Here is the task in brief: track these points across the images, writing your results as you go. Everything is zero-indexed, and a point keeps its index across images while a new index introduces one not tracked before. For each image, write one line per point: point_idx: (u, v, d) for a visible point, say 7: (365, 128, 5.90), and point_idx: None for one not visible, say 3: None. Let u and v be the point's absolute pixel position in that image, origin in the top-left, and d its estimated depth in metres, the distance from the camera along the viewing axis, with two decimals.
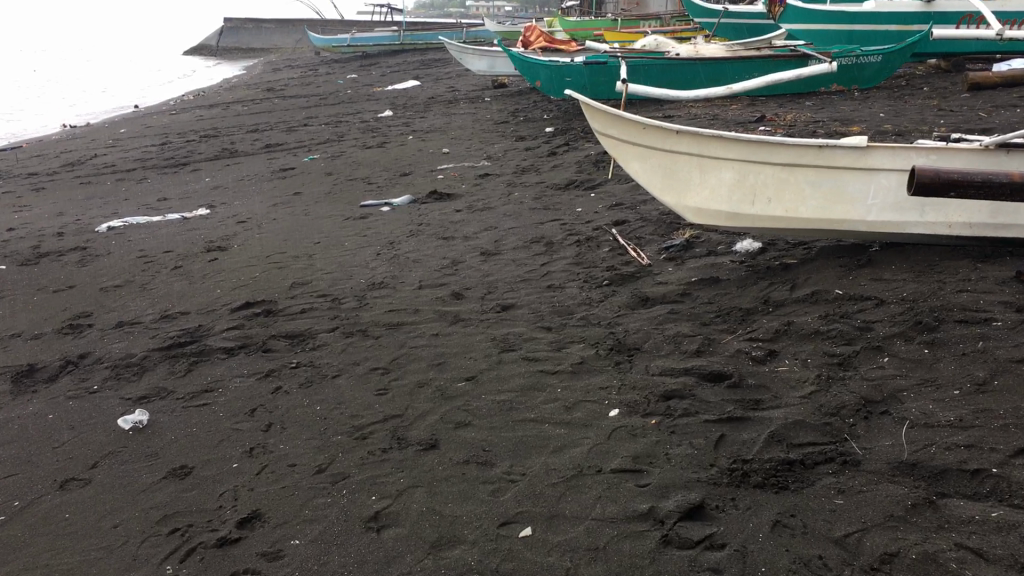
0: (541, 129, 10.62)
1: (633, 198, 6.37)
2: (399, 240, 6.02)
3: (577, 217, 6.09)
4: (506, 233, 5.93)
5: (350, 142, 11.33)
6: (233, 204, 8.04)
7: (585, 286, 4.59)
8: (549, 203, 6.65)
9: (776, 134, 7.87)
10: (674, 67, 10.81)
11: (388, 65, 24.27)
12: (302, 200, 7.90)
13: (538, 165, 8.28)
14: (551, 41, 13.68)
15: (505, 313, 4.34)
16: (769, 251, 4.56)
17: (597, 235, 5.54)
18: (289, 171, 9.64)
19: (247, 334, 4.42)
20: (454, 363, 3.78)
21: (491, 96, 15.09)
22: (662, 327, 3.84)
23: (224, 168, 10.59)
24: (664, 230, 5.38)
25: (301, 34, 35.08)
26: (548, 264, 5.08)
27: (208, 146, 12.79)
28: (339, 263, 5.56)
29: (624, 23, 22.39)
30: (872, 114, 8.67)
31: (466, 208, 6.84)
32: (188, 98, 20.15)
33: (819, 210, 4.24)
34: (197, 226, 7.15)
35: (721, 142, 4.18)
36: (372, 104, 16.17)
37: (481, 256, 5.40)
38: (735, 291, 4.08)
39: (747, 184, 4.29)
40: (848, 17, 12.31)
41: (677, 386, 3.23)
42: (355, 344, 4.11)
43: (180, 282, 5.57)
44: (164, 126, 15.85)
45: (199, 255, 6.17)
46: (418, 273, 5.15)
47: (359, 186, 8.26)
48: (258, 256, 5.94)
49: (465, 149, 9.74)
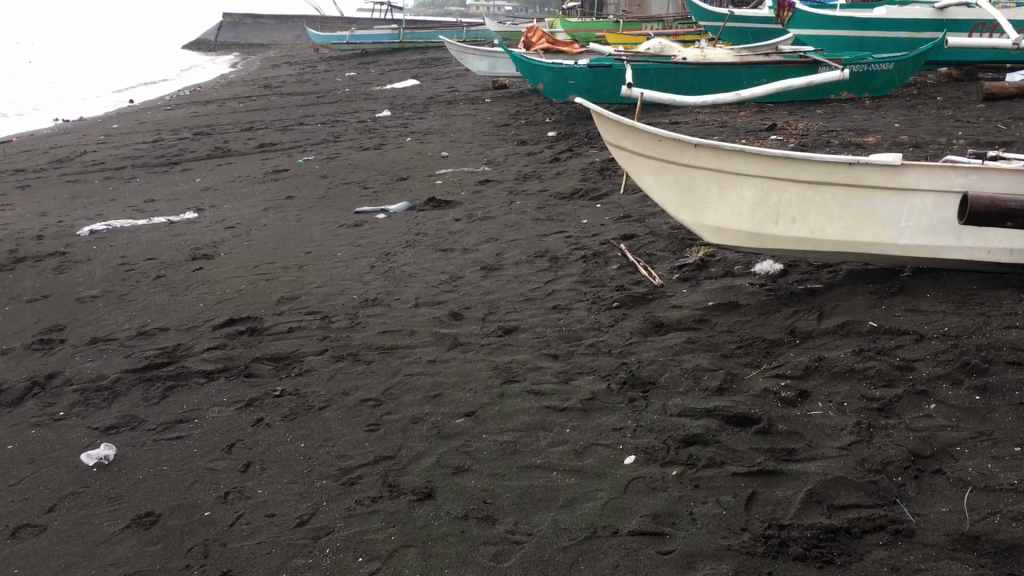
0: (543, 133, 10.32)
1: (642, 210, 6.06)
2: (395, 251, 5.71)
3: (583, 230, 5.79)
4: (508, 245, 5.62)
5: (347, 143, 11.02)
6: (222, 208, 7.72)
7: (594, 308, 4.29)
8: (553, 213, 6.34)
9: (787, 145, 7.57)
10: (681, 71, 10.51)
11: (387, 63, 23.95)
12: (295, 204, 7.58)
13: (541, 171, 7.97)
14: (553, 42, 13.36)
15: (507, 338, 4.03)
16: (791, 274, 4.25)
17: (605, 250, 5.24)
18: (282, 172, 9.31)
19: (229, 356, 4.11)
20: (452, 396, 3.47)
21: (492, 97, 14.79)
22: (679, 359, 3.54)
23: (215, 168, 10.27)
24: (676, 246, 5.08)
25: (300, 30, 34.75)
26: (553, 282, 4.77)
27: (201, 144, 12.47)
28: (331, 276, 5.24)
29: (626, 24, 22.09)
30: (887, 124, 8.38)
31: (466, 217, 6.53)
32: (184, 94, 19.79)
33: (848, 232, 3.92)
34: (184, 231, 6.84)
35: (743, 156, 3.87)
36: (370, 103, 15.85)
37: (482, 271, 5.09)
38: (756, 318, 3.78)
39: (770, 202, 3.98)
40: (857, 23, 12.04)
41: (699, 430, 2.92)
42: (344, 370, 3.80)
43: (161, 293, 5.25)
44: (157, 122, 15.53)
45: (183, 263, 5.85)
46: (415, 289, 4.85)
47: (355, 191, 7.95)
48: (245, 266, 5.62)
49: (465, 153, 9.43)
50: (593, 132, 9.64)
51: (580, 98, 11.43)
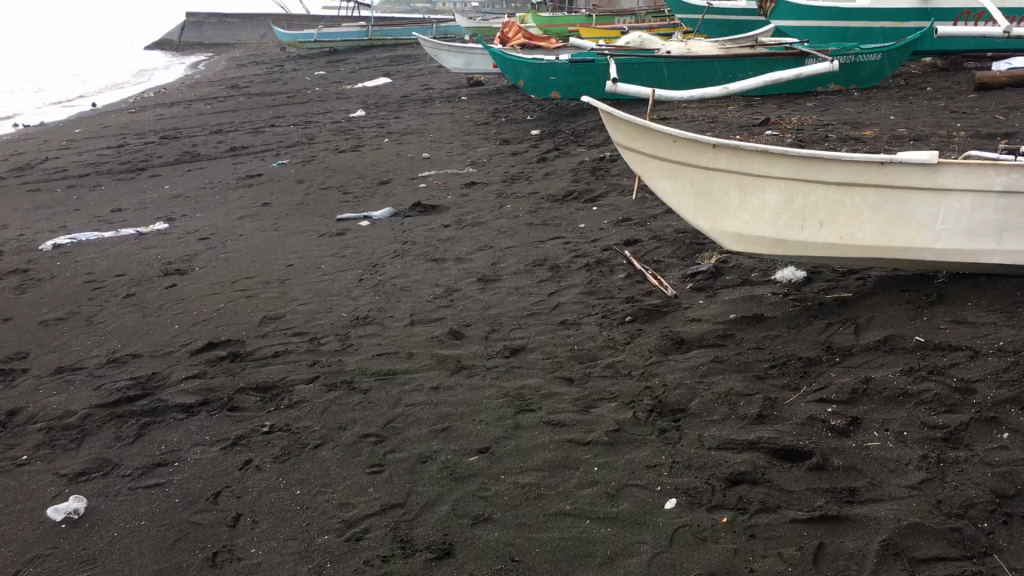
0: (526, 131, 10.01)
1: (642, 213, 5.77)
2: (383, 262, 5.37)
3: (581, 235, 5.49)
4: (504, 253, 5.30)
5: (322, 145, 10.63)
6: (195, 217, 7.32)
7: (606, 323, 3.98)
8: (547, 217, 6.03)
9: (784, 140, 7.31)
10: (665, 65, 10.24)
11: (358, 61, 23.50)
12: (271, 212, 7.21)
13: (529, 172, 7.66)
14: (531, 38, 13.03)
15: (515, 360, 3.71)
16: (816, 282, 3.97)
17: (608, 257, 4.93)
18: (256, 178, 8.92)
19: (210, 386, 3.74)
20: (462, 429, 3.14)
21: (468, 95, 14.45)
22: (708, 381, 3.24)
23: (185, 174, 9.84)
24: (685, 253, 4.78)
25: (266, 29, 34.06)
26: (557, 294, 4.46)
27: (169, 148, 12.01)
28: (316, 291, 4.89)
29: (600, 18, 21.78)
30: (882, 117, 8.15)
31: (455, 222, 6.20)
32: (149, 96, 19.21)
33: (880, 236, 3.64)
34: (155, 243, 6.44)
35: (765, 157, 3.58)
36: (343, 103, 15.43)
37: (478, 283, 4.77)
38: (786, 333, 3.49)
39: (795, 206, 3.69)
40: (842, 13, 11.83)
41: (745, 466, 2.62)
42: (339, 401, 3.45)
43: (131, 314, 4.87)
44: (122, 126, 15.00)
45: (155, 280, 5.46)
46: (408, 305, 4.51)
47: (334, 196, 7.58)
48: (222, 282, 5.25)
49: (447, 153, 9.09)
50: (578, 129, 9.33)
51: (562, 95, 11.11)
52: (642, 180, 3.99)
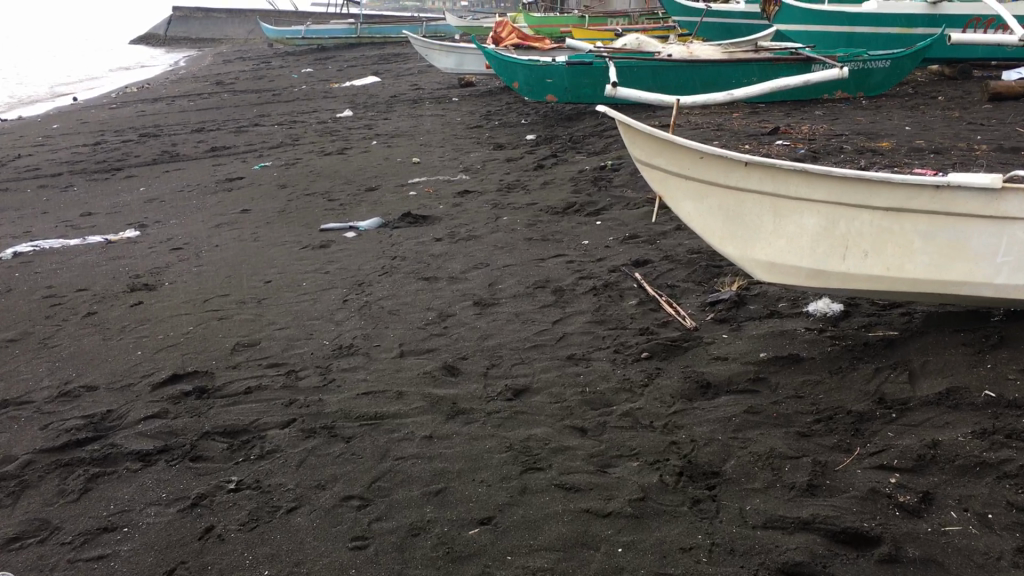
0: (521, 136, 9.59)
1: (650, 229, 5.35)
2: (370, 280, 4.92)
3: (585, 253, 5.07)
4: (502, 273, 4.87)
5: (307, 146, 10.16)
6: (169, 223, 6.85)
7: (619, 360, 3.55)
8: (547, 232, 5.60)
9: (796, 151, 6.92)
10: (666, 69, 9.83)
11: (346, 59, 23.00)
12: (251, 219, 6.75)
13: (525, 180, 7.23)
14: (524, 38, 12.58)
15: (518, 404, 3.27)
16: (854, 317, 3.56)
17: (617, 280, 4.51)
18: (236, 181, 8.45)
19: (171, 429, 3.28)
20: (462, 491, 2.70)
21: (459, 95, 14.00)
22: (743, 437, 2.82)
23: (162, 175, 9.36)
24: (701, 277, 4.36)
25: (252, 24, 33.43)
26: (562, 324, 4.03)
27: (147, 147, 11.50)
28: (295, 314, 4.43)
29: (592, 19, 21.36)
30: (897, 127, 7.78)
31: (448, 236, 5.76)
32: (131, 91, 18.67)
33: (932, 268, 3.23)
34: (123, 253, 5.96)
35: (805, 177, 3.16)
36: (330, 102, 14.94)
37: (475, 308, 4.33)
38: (829, 379, 3.08)
39: (837, 234, 3.27)
40: (848, 18, 11.48)
41: (801, 555, 2.20)
42: (319, 452, 3.01)
43: (89, 336, 4.39)
44: (101, 123, 14.47)
45: (119, 296, 4.99)
46: (398, 333, 4.08)
47: (318, 203, 7.12)
48: (192, 300, 4.78)
49: (439, 158, 8.66)
50: (576, 135, 8.91)
51: (558, 98, 10.69)
52: (663, 200, 3.55)
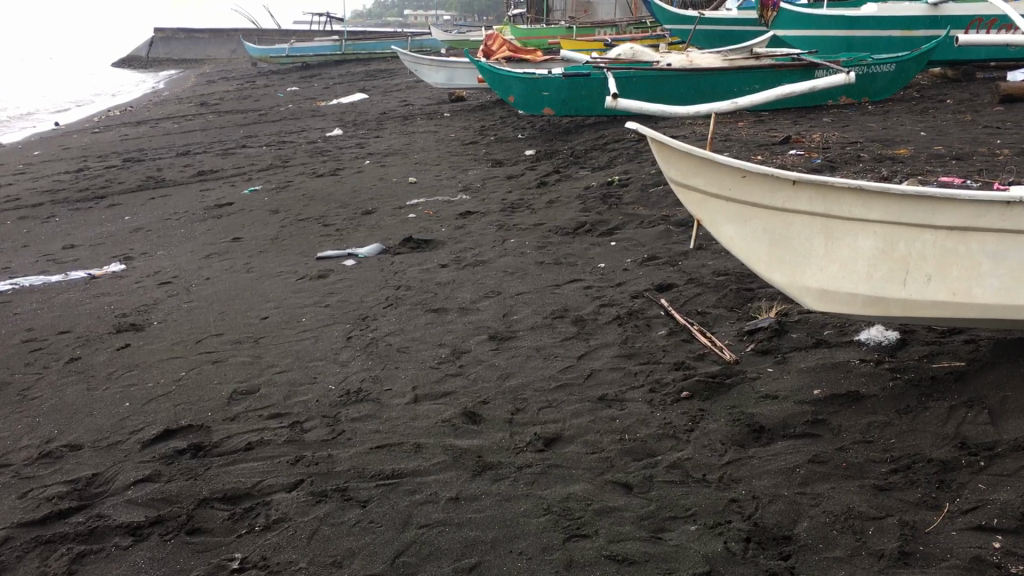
0: (519, 151, 9.30)
1: (669, 250, 5.05)
2: (374, 314, 4.60)
3: (603, 278, 4.76)
4: (516, 301, 4.56)
5: (297, 168, 9.84)
6: (156, 255, 6.51)
7: (658, 401, 3.23)
8: (559, 255, 5.30)
9: (810, 161, 6.65)
10: (666, 79, 9.56)
11: (332, 76, 22.71)
12: (243, 248, 6.42)
13: (529, 198, 6.93)
14: (516, 50, 12.31)
15: (552, 455, 2.95)
16: (912, 347, 3.26)
17: (642, 307, 4.20)
18: (226, 206, 8.12)
19: (165, 496, 2.94)
20: (500, 567, 2.38)
21: (451, 111, 13.72)
22: (812, 492, 2.51)
23: (148, 202, 9.01)
24: (734, 302, 4.06)
25: (236, 44, 33.13)
26: (588, 360, 3.71)
27: (132, 172, 11.15)
28: (296, 355, 4.10)
29: (579, 30, 21.15)
30: (911, 133, 7.52)
31: (453, 261, 5.44)
32: (114, 114, 18.32)
33: (1003, 292, 2.90)
34: (108, 290, 5.62)
35: (859, 195, 2.86)
36: (318, 120, 14.62)
37: (491, 343, 4.01)
38: (898, 422, 2.78)
39: (896, 256, 2.95)
40: (848, 22, 11.34)
41: None
42: (333, 521, 2.68)
43: (73, 386, 4.04)
44: (84, 148, 14.12)
45: (104, 338, 4.64)
46: (409, 374, 3.75)
47: (313, 229, 6.80)
48: (185, 342, 4.44)
49: (436, 177, 8.35)
50: (577, 149, 8.63)
51: (555, 111, 10.40)
52: (701, 224, 3.25)
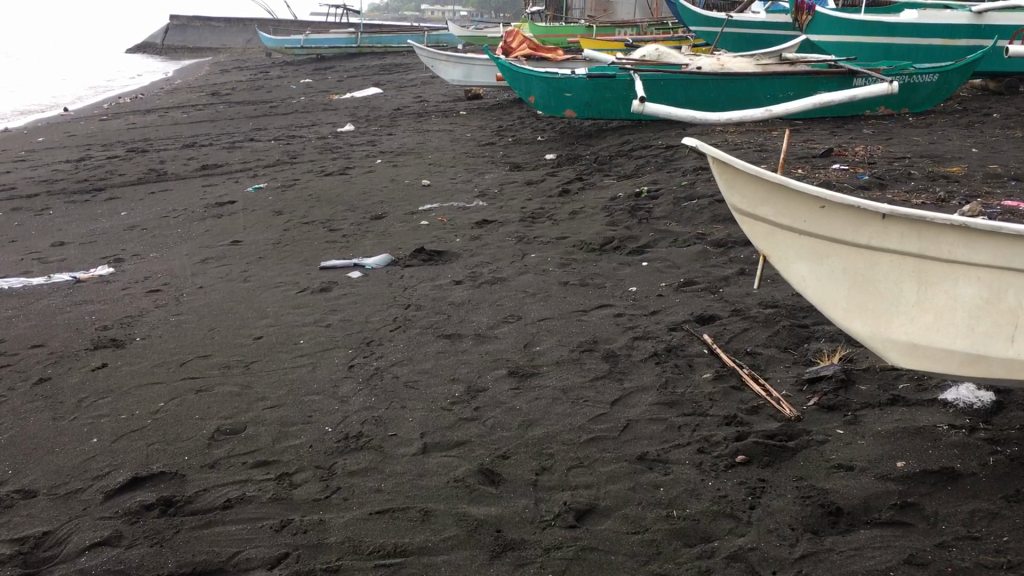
0: (539, 155, 8.83)
1: (708, 274, 4.58)
2: (379, 338, 4.13)
3: (635, 305, 4.29)
4: (538, 329, 4.09)
5: (305, 165, 9.38)
6: (148, 257, 6.06)
7: (710, 464, 2.76)
8: (584, 275, 4.83)
9: (856, 176, 6.15)
10: (695, 83, 9.05)
11: (345, 69, 22.27)
12: (243, 254, 5.96)
13: (550, 207, 6.47)
14: (536, 48, 11.81)
15: (587, 532, 2.48)
16: (1010, 414, 2.78)
17: (682, 342, 3.73)
18: (227, 205, 7.67)
19: (122, 567, 2.46)
20: None
21: (466, 109, 13.25)
22: None
23: (147, 196, 8.57)
24: (787, 341, 3.58)
25: (251, 33, 32.69)
26: (623, 406, 3.24)
27: (134, 163, 10.70)
28: (289, 385, 3.64)
29: (599, 30, 20.64)
30: (962, 149, 7.03)
31: (469, 277, 4.98)
32: (123, 102, 17.91)
33: None
34: (91, 296, 5.16)
35: (965, 234, 2.36)
36: (330, 114, 14.16)
37: (511, 381, 3.54)
38: (1010, 514, 2.31)
39: (1005, 308, 2.45)
40: (887, 28, 10.74)
41: None
42: None
43: (37, 414, 3.57)
44: (88, 136, 13.70)
45: (80, 356, 4.18)
46: (418, 416, 3.28)
47: (317, 234, 6.33)
48: (167, 364, 3.98)
49: (450, 180, 7.88)
50: (601, 155, 8.15)
51: (578, 113, 9.89)
52: (769, 260, 2.75)
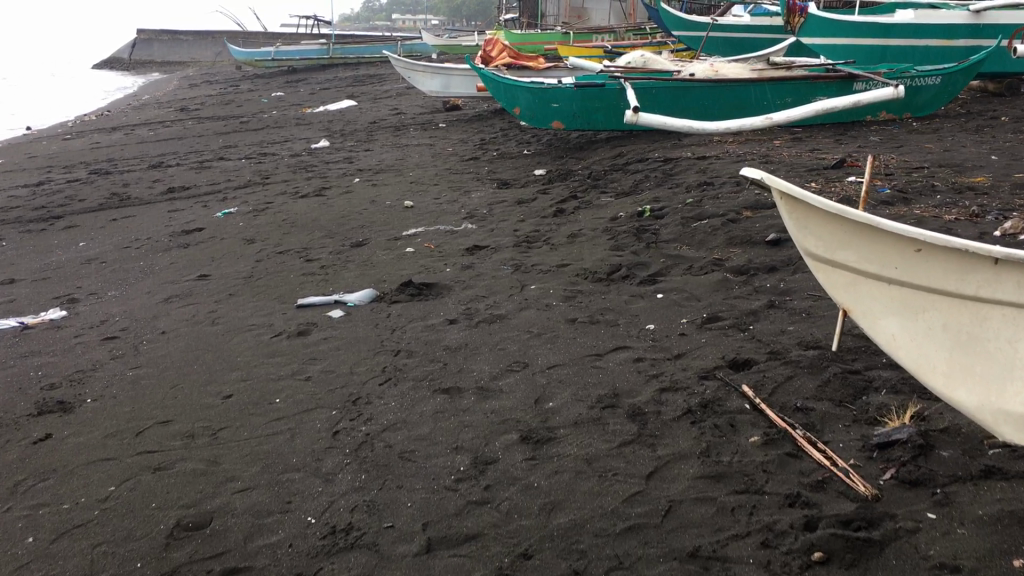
0: (527, 170, 8.34)
1: (734, 309, 4.09)
2: (367, 394, 3.60)
3: (655, 348, 3.79)
4: (549, 380, 3.58)
5: (279, 186, 8.84)
6: (107, 296, 5.50)
7: (782, 563, 2.26)
8: (593, 311, 4.33)
9: (875, 189, 5.71)
10: (689, 90, 8.60)
11: (319, 81, 21.70)
12: (212, 290, 5.40)
13: (547, 229, 5.98)
14: (517, 57, 11.31)
15: None
16: None
17: (719, 395, 3.23)
18: (195, 232, 7.11)
19: None
20: None
21: (446, 121, 12.74)
22: None
23: (109, 223, 7.99)
24: (842, 392, 3.10)
25: (221, 46, 32.07)
26: (661, 482, 2.73)
27: (96, 186, 10.09)
28: (264, 460, 3.10)
29: (576, 36, 20.23)
30: (981, 156, 6.62)
31: (464, 315, 4.47)
32: (88, 120, 17.24)
33: None
34: (38, 347, 4.58)
35: None
36: (304, 129, 13.61)
37: (524, 449, 3.03)
38: None
39: None
40: (882, 30, 10.35)
41: None
42: None
43: None
44: (50, 157, 13.05)
45: (20, 425, 3.61)
46: (417, 499, 2.76)
47: (293, 265, 5.79)
48: (122, 434, 3.43)
49: (435, 200, 7.37)
50: (594, 170, 7.67)
51: (566, 125, 9.39)
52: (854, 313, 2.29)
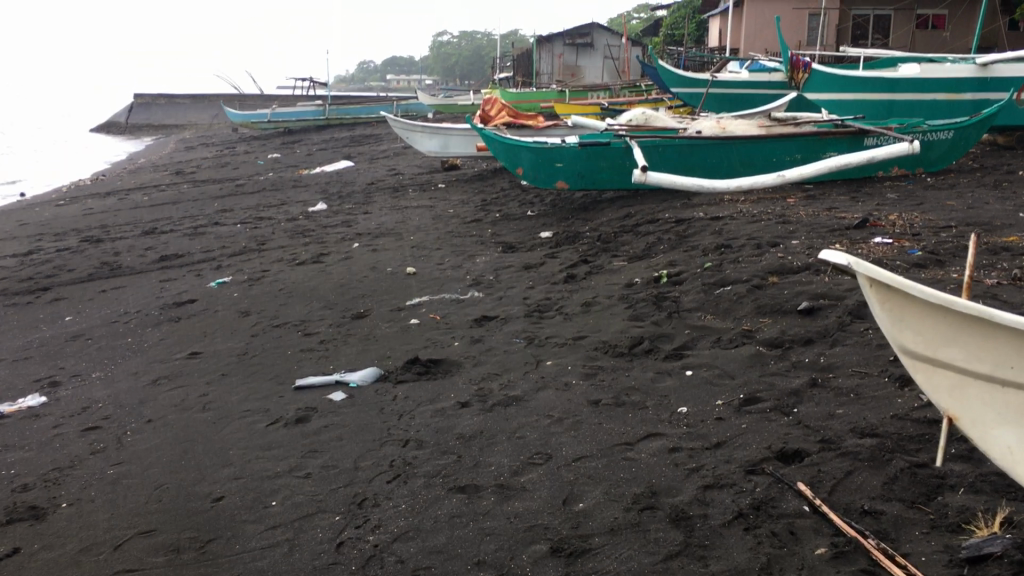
0: (532, 232, 8.06)
1: (772, 388, 3.74)
2: (374, 495, 3.23)
3: (691, 435, 3.42)
4: (576, 475, 3.21)
5: (275, 253, 8.54)
6: (90, 379, 5.13)
7: None
8: (617, 391, 3.98)
9: (903, 250, 5.41)
10: (696, 148, 8.36)
11: (315, 142, 21.58)
12: (202, 370, 5.04)
13: (559, 297, 5.67)
14: (517, 116, 11.12)
15: None
16: None
17: (772, 494, 2.87)
18: (187, 304, 6.77)
19: None
20: None
21: (445, 181, 12.51)
22: None
23: (97, 295, 7.65)
24: (912, 492, 2.75)
25: (217, 109, 32.15)
26: None
27: (86, 256, 9.77)
28: None
29: (572, 95, 20.22)
30: (1007, 213, 6.36)
31: (477, 397, 4.11)
32: (81, 185, 17.00)
33: None
34: (12, 440, 4.20)
35: None
36: (301, 192, 13.36)
37: (556, 564, 2.65)
38: None
39: None
40: (887, 84, 10.20)
41: None
42: None
43: None
44: (40, 224, 12.76)
45: None
46: None
47: (290, 340, 5.44)
48: (98, 547, 3.05)
49: (439, 265, 7.06)
50: (603, 232, 7.40)
51: (569, 184, 9.10)
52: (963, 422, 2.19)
